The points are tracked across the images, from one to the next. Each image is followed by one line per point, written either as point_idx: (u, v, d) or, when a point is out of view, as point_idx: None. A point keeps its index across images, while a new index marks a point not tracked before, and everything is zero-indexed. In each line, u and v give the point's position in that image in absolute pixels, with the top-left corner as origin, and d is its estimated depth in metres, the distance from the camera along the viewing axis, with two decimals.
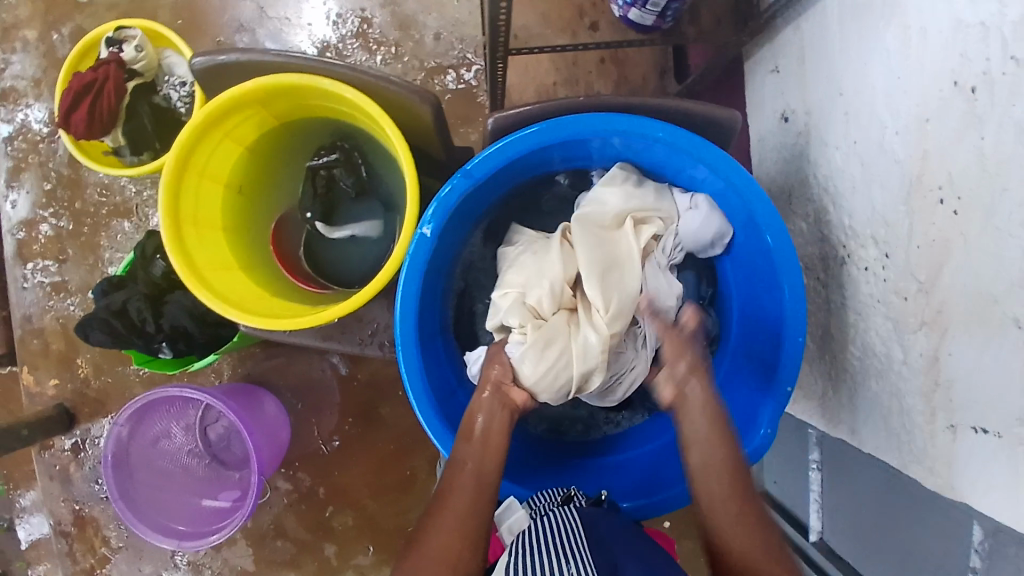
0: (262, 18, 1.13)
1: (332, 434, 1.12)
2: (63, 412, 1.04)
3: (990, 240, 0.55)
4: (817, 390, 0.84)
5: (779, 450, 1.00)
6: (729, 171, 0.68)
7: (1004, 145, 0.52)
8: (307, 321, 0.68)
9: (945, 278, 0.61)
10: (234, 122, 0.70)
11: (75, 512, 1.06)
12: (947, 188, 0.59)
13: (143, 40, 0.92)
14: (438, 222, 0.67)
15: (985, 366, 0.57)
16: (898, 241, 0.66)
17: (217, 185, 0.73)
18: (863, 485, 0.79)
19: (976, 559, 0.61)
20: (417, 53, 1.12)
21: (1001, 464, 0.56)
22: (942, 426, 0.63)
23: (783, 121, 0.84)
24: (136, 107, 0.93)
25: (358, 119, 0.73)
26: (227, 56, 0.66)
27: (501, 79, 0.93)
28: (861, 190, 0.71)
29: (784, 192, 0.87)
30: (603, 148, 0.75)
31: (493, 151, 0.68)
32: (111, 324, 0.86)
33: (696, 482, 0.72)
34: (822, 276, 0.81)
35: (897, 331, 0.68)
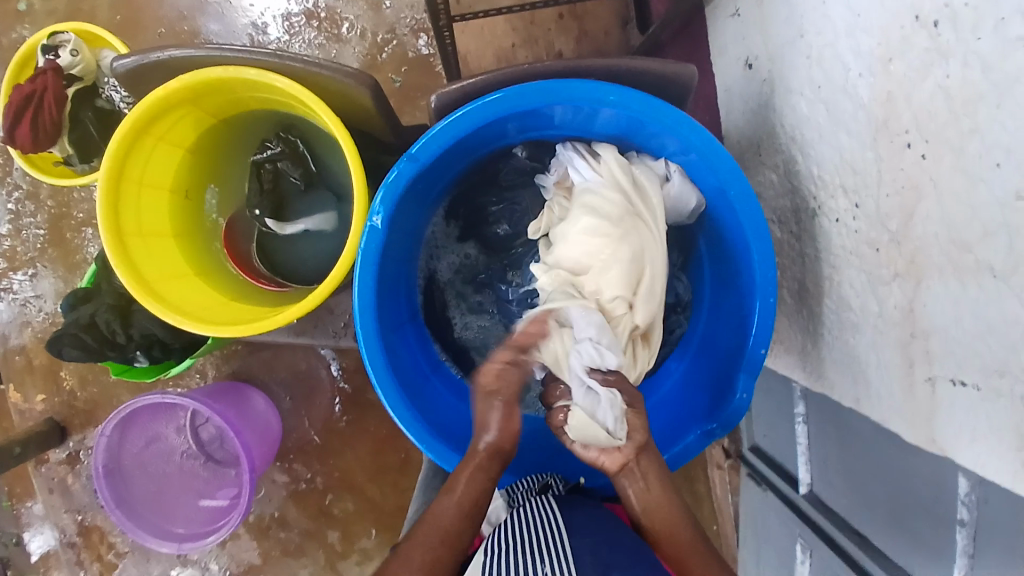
0: (204, 5, 1.09)
1: (323, 423, 1.11)
2: (53, 426, 1.06)
3: (961, 185, 0.51)
4: (798, 344, 0.82)
5: (767, 403, 0.99)
6: (683, 130, 0.65)
7: (970, 80, 0.48)
8: (260, 325, 0.66)
9: (916, 227, 0.57)
10: (166, 125, 0.67)
11: (78, 522, 1.08)
12: (913, 131, 0.55)
13: (77, 43, 0.89)
14: (387, 211, 0.64)
15: (962, 317, 0.53)
16: (868, 189, 0.63)
17: (160, 192, 0.71)
18: (851, 437, 0.77)
19: (962, 511, 0.59)
20: (368, 26, 1.08)
21: (981, 420, 0.52)
22: (920, 378, 0.59)
23: (747, 68, 0.81)
24: (79, 114, 0.91)
25: (297, 108, 0.70)
26: (147, 56, 0.64)
27: (452, 48, 0.89)
28: (829, 137, 0.67)
29: (753, 142, 0.84)
30: (558, 117, 0.71)
31: (438, 130, 0.65)
32: (82, 339, 0.86)
33: (677, 451, 0.71)
34: (796, 228, 0.78)
35: (872, 282, 0.65)
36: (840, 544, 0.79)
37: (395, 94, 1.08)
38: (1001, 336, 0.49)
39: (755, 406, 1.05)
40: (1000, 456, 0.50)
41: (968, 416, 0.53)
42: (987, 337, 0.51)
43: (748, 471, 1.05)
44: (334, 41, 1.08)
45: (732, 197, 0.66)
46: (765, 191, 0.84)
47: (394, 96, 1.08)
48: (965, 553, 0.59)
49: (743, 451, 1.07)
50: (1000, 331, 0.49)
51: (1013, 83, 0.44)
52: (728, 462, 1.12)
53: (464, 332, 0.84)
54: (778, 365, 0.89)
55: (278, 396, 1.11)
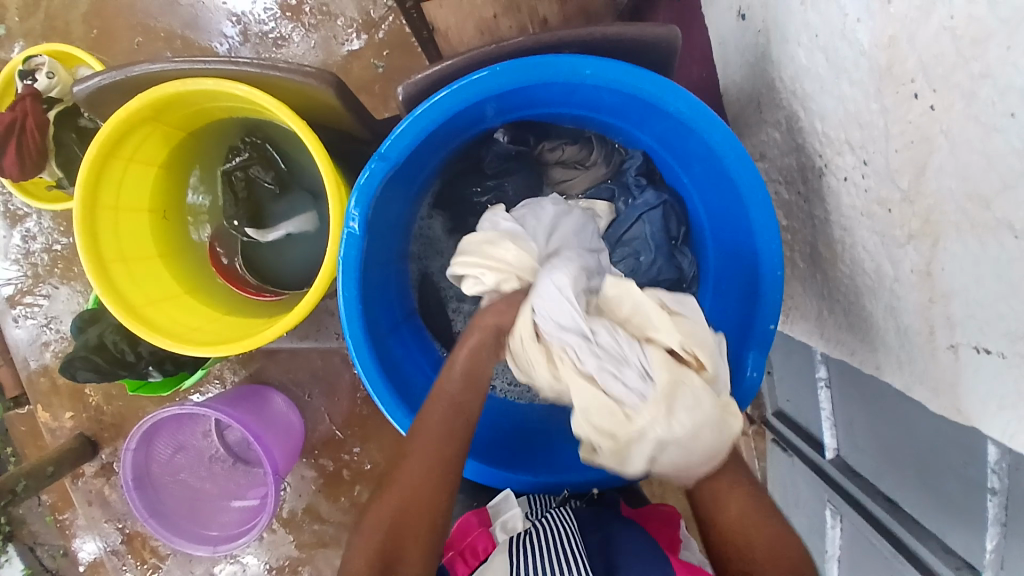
0: (176, 8, 1.06)
1: (344, 418, 1.12)
2: (84, 441, 1.09)
3: (975, 136, 0.46)
4: (813, 310, 0.78)
5: (788, 367, 0.95)
6: (670, 98, 0.61)
7: (977, 19, 0.42)
8: (252, 341, 0.65)
9: (930, 182, 0.52)
10: (134, 146, 0.66)
11: (121, 530, 1.13)
12: (920, 79, 0.50)
13: (53, 65, 0.91)
14: (364, 214, 0.62)
15: (982, 279, 0.49)
16: (875, 143, 0.58)
17: (139, 213, 0.70)
18: (876, 403, 0.73)
19: (993, 478, 0.55)
20: (344, 8, 1.04)
21: (1009, 387, 0.47)
22: (942, 345, 0.55)
23: (740, 19, 0.75)
24: (63, 137, 0.90)
25: (262, 111, 0.68)
26: (104, 77, 0.62)
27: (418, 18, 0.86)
28: (830, 89, 0.62)
29: (752, 99, 0.79)
30: (534, 96, 0.66)
31: (406, 124, 0.61)
32: (93, 360, 0.86)
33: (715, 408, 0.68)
34: (803, 188, 0.73)
35: (885, 244, 0.60)
36: (869, 509, 0.76)
37: (379, 80, 1.05)
38: None
39: (776, 371, 1.01)
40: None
41: (993, 384, 0.49)
42: (1011, 301, 0.46)
43: (774, 438, 1.02)
44: (311, 31, 1.04)
45: (727, 162, 0.62)
46: (768, 150, 0.79)
47: (377, 82, 1.04)
48: (997, 522, 0.55)
49: (766, 417, 1.05)
50: None
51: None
52: (752, 429, 1.09)
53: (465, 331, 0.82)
54: (794, 332, 0.85)
55: (298, 394, 1.12)
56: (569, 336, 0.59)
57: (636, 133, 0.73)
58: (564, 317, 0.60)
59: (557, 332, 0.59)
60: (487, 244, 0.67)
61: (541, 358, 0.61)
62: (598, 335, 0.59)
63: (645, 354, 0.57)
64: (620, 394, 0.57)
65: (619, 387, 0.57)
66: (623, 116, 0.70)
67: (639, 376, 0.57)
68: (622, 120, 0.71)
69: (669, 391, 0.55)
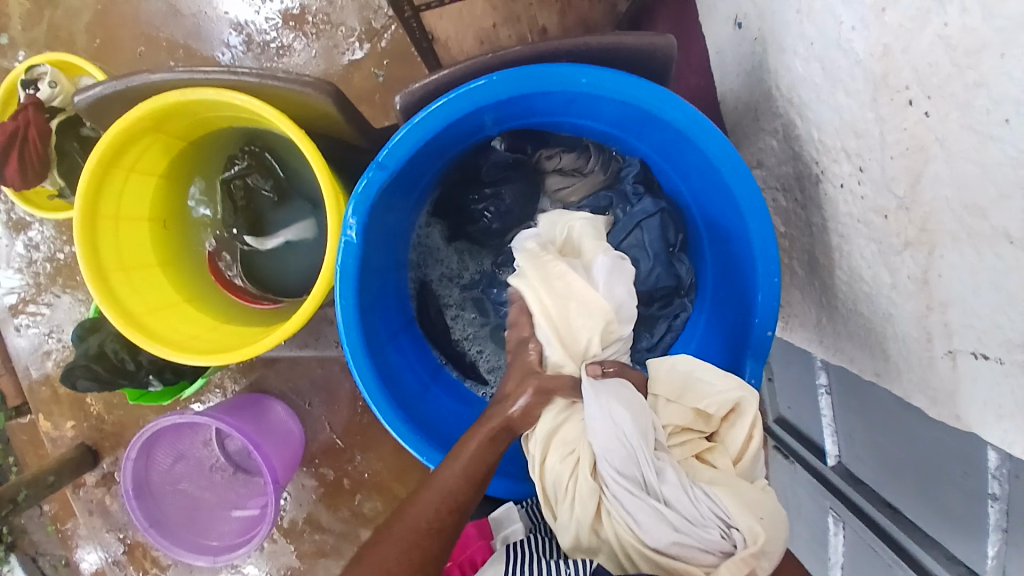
0: (179, 19, 1.07)
1: (345, 427, 1.12)
2: (85, 450, 1.09)
3: (971, 144, 0.46)
4: (812, 318, 0.78)
5: (788, 374, 0.95)
6: (666, 106, 0.61)
7: (972, 28, 0.42)
8: (250, 349, 0.65)
9: (926, 190, 0.52)
10: (134, 155, 0.66)
11: (121, 539, 1.13)
12: (914, 87, 0.50)
13: (55, 74, 0.92)
14: (362, 222, 0.62)
15: (979, 288, 0.48)
16: (871, 151, 0.58)
17: (139, 223, 0.70)
18: (875, 410, 0.73)
19: (994, 485, 0.55)
20: (345, 18, 1.05)
21: (1007, 395, 0.47)
22: (941, 352, 0.55)
23: (737, 28, 0.76)
24: (65, 146, 0.91)
25: (261, 120, 0.69)
26: (105, 88, 0.63)
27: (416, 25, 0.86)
28: (826, 97, 0.62)
29: (750, 107, 0.79)
30: (530, 105, 0.67)
31: (404, 133, 0.61)
32: (93, 369, 0.86)
33: None
34: (800, 195, 0.73)
35: (882, 252, 0.60)
36: (871, 516, 0.75)
37: (380, 89, 1.05)
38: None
39: (777, 378, 1.01)
40: None
41: (992, 392, 0.49)
42: (1009, 309, 0.46)
43: (774, 445, 1.02)
44: (312, 42, 1.05)
45: (722, 169, 0.62)
46: (765, 158, 0.79)
47: (378, 92, 1.05)
48: (999, 529, 0.55)
49: (767, 424, 1.04)
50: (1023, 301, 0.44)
51: (1018, 27, 0.39)
52: None
53: (464, 338, 0.82)
54: (793, 339, 0.85)
55: (298, 403, 1.12)
56: (636, 494, 0.57)
57: (632, 141, 0.73)
58: (625, 465, 0.58)
59: (621, 486, 0.58)
60: (591, 313, 0.65)
61: (592, 516, 0.60)
62: (665, 484, 0.58)
63: (715, 498, 0.58)
64: (699, 563, 0.56)
65: (696, 544, 0.56)
66: (619, 125, 0.70)
67: (718, 530, 0.56)
68: (620, 129, 0.71)
69: (759, 548, 0.55)
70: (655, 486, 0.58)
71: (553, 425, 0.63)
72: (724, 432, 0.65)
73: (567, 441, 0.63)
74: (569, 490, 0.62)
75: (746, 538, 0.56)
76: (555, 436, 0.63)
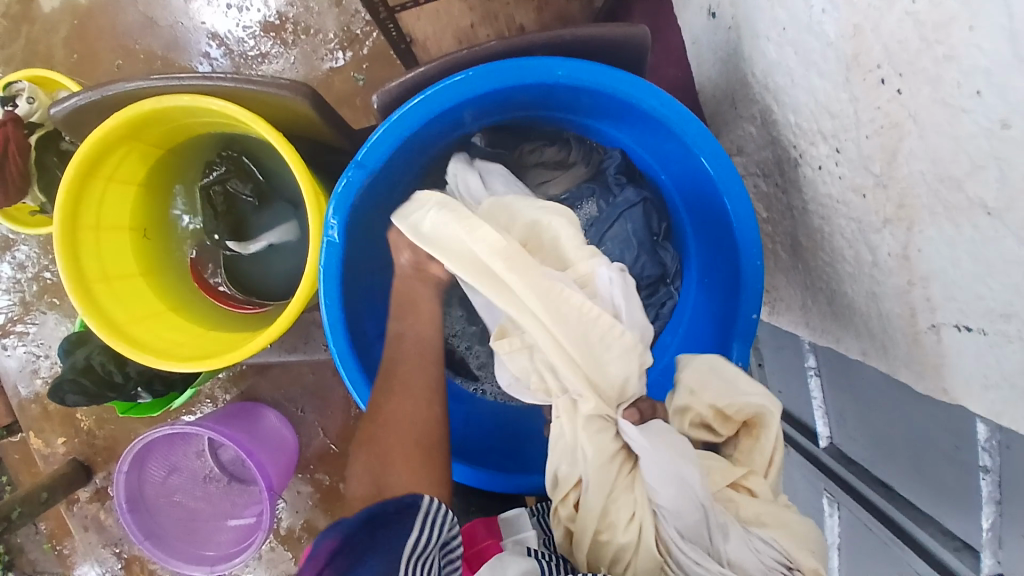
0: (156, 29, 1.07)
1: (339, 432, 1.12)
2: (78, 466, 1.08)
3: (943, 118, 0.46)
4: (797, 301, 0.78)
5: (778, 358, 0.96)
6: (643, 95, 0.61)
7: (940, 2, 0.43)
8: (237, 354, 0.65)
9: (902, 167, 0.53)
10: (112, 165, 0.66)
11: (118, 554, 1.12)
12: (886, 66, 0.51)
13: (32, 89, 0.92)
14: (343, 222, 0.62)
15: (958, 260, 0.49)
16: (847, 132, 0.58)
17: (120, 233, 0.70)
18: (864, 389, 0.73)
19: (984, 458, 0.55)
20: (322, 23, 1.05)
21: (991, 366, 0.48)
22: (924, 327, 0.55)
23: (711, 17, 0.76)
24: (45, 161, 0.91)
25: (239, 124, 0.68)
26: (79, 98, 0.62)
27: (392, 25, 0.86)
28: (801, 81, 0.62)
29: (727, 95, 0.79)
30: (508, 99, 0.67)
31: (382, 132, 0.61)
32: (82, 383, 0.86)
33: None
34: (780, 179, 0.74)
35: (862, 231, 0.61)
36: (865, 496, 0.76)
37: (360, 92, 1.05)
38: (1003, 276, 0.45)
39: (766, 364, 1.02)
40: (1011, 404, 0.46)
41: (976, 364, 0.49)
42: (988, 279, 0.46)
43: None
44: (290, 47, 1.05)
45: (701, 155, 0.62)
46: (745, 144, 0.80)
47: (358, 95, 1.05)
48: (992, 501, 0.55)
49: None
50: (1002, 272, 0.45)
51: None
52: None
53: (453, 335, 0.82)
54: (779, 322, 0.86)
55: (291, 410, 1.11)
56: (704, 564, 0.53)
57: (612, 130, 0.74)
58: (692, 530, 0.54)
59: (688, 558, 0.54)
60: (613, 347, 0.61)
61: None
62: (729, 541, 0.54)
63: (775, 542, 0.55)
64: None
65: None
66: (599, 115, 0.71)
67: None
68: (599, 119, 0.72)
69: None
70: (719, 547, 0.54)
71: (606, 496, 0.57)
72: (749, 453, 0.62)
73: (622, 508, 0.57)
74: (627, 563, 0.56)
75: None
76: (610, 503, 0.57)
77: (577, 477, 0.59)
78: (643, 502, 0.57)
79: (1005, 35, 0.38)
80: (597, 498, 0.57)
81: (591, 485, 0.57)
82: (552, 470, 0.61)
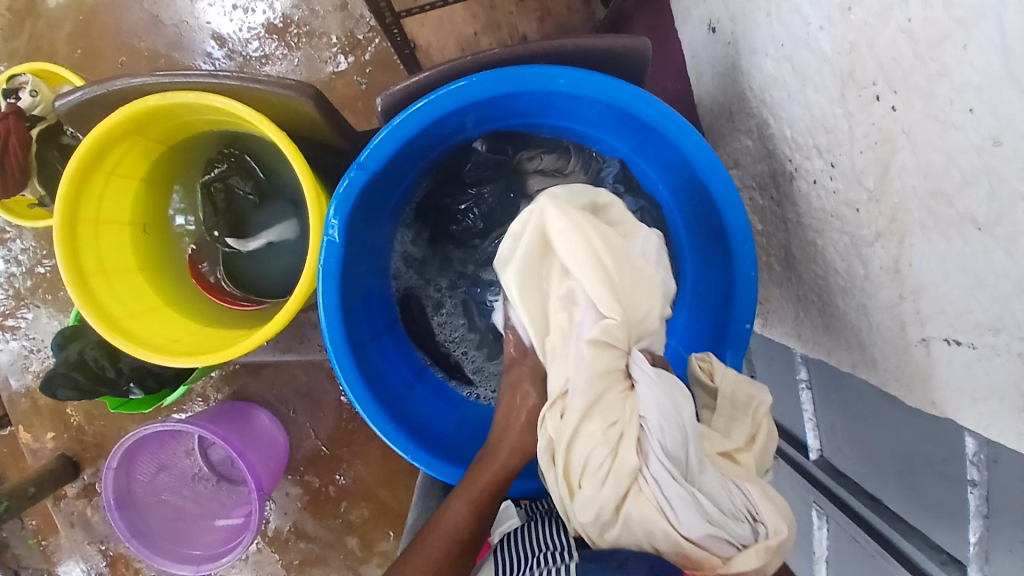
0: (161, 27, 1.07)
1: (331, 434, 1.11)
2: (65, 461, 1.08)
3: (935, 133, 0.47)
4: (790, 313, 0.79)
5: (770, 371, 0.97)
6: (642, 105, 0.62)
7: (934, 20, 0.44)
8: (233, 350, 0.65)
9: (894, 182, 0.54)
10: (115, 160, 0.66)
11: (103, 552, 1.11)
12: (881, 82, 0.52)
13: (35, 83, 0.93)
14: (344, 222, 0.63)
15: (948, 274, 0.50)
16: (841, 146, 0.59)
17: (119, 228, 0.70)
18: (854, 402, 0.74)
19: (972, 472, 0.56)
20: (327, 27, 1.06)
21: (979, 379, 0.48)
22: (914, 340, 0.56)
23: (711, 32, 0.78)
24: (45, 155, 0.91)
25: (241, 122, 0.69)
26: (84, 92, 0.63)
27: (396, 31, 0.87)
28: (797, 95, 0.64)
29: (724, 109, 0.81)
30: (509, 105, 0.68)
31: (385, 134, 0.62)
32: (73, 377, 0.86)
33: None
34: (775, 193, 0.75)
35: (854, 244, 0.62)
36: (853, 510, 0.76)
37: (362, 96, 1.06)
38: (992, 290, 0.45)
39: (758, 377, 1.03)
40: (998, 417, 0.47)
41: (965, 378, 0.50)
42: (977, 293, 0.47)
43: None
44: (294, 49, 1.06)
45: (699, 166, 0.63)
46: (741, 157, 0.81)
47: (360, 99, 1.06)
48: (979, 515, 0.56)
49: None
50: (990, 286, 0.46)
51: (978, 17, 0.40)
52: None
53: (449, 340, 0.82)
54: (772, 335, 0.86)
55: (283, 411, 1.11)
56: (675, 480, 0.54)
57: (612, 140, 0.74)
58: (670, 442, 0.56)
59: (661, 466, 0.55)
60: (640, 287, 0.64)
61: (619, 498, 0.55)
62: (701, 475, 0.55)
63: (748, 494, 0.56)
64: (720, 555, 0.53)
65: (726, 536, 0.53)
66: (599, 124, 0.71)
67: (746, 524, 0.54)
68: (599, 127, 0.72)
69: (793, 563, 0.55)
70: (694, 471, 0.56)
71: (596, 398, 0.59)
72: (731, 425, 0.62)
73: (607, 415, 0.59)
74: (602, 467, 0.57)
75: (770, 533, 0.54)
76: (596, 407, 0.59)
77: (566, 382, 0.61)
78: (630, 412, 0.59)
79: (996, 53, 0.39)
80: (587, 395, 0.59)
81: (581, 383, 0.59)
82: (551, 382, 0.64)
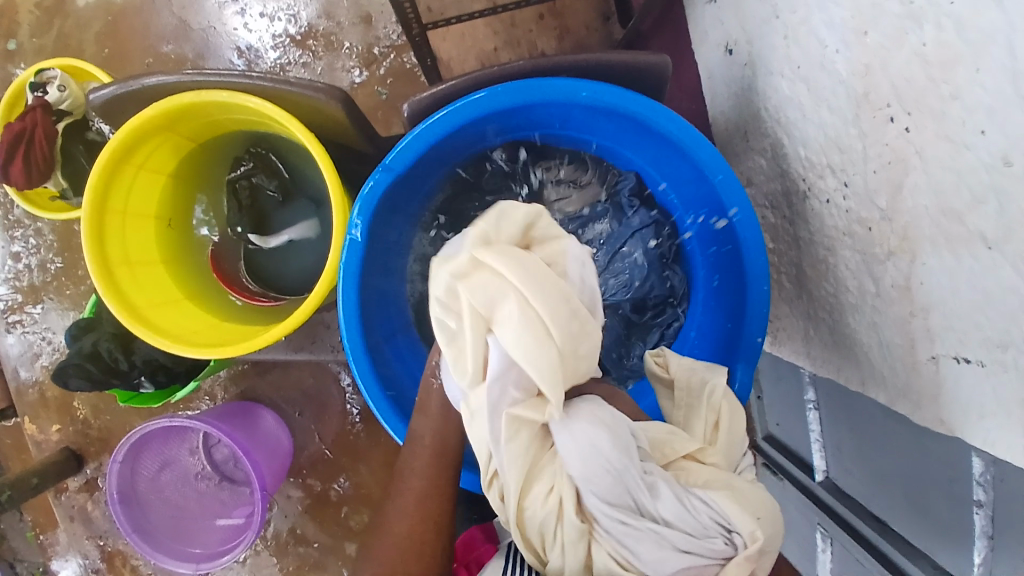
0: (188, 31, 1.10)
1: (335, 438, 1.12)
2: (69, 455, 1.08)
3: (947, 154, 0.49)
4: (800, 331, 0.80)
5: (777, 390, 0.97)
6: (661, 119, 0.64)
7: (947, 45, 0.46)
8: (251, 344, 0.66)
9: (906, 201, 0.55)
10: (144, 153, 0.68)
11: (101, 548, 1.11)
12: (895, 104, 0.53)
13: (64, 78, 0.93)
14: (367, 222, 0.64)
15: (959, 291, 0.51)
16: (855, 166, 0.61)
17: (144, 220, 0.72)
18: (862, 421, 0.75)
19: (978, 492, 0.56)
20: (350, 37, 1.08)
21: (986, 396, 0.49)
22: (923, 358, 0.57)
23: (728, 53, 0.80)
24: (70, 148, 0.93)
25: (270, 122, 0.71)
26: (120, 87, 0.65)
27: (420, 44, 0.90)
28: (812, 117, 0.65)
29: (739, 128, 0.82)
30: (531, 116, 0.70)
31: (410, 139, 0.64)
32: (86, 368, 0.86)
33: None
34: (788, 212, 0.76)
35: (866, 263, 0.63)
36: (857, 530, 0.76)
37: (382, 106, 1.08)
38: (1001, 307, 0.46)
39: (765, 397, 1.04)
40: (1005, 433, 0.47)
41: (973, 395, 0.51)
42: (987, 309, 0.48)
43: (764, 462, 1.03)
44: (318, 58, 1.08)
45: (716, 182, 0.65)
46: (755, 176, 0.83)
47: (380, 108, 1.08)
48: (984, 534, 0.56)
49: (756, 441, 1.06)
50: (999, 303, 0.47)
51: (989, 43, 0.42)
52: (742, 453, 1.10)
53: None
54: (781, 352, 0.88)
55: (289, 413, 1.11)
56: (632, 524, 0.51)
57: (629, 154, 0.76)
58: (613, 494, 0.52)
59: (613, 522, 0.52)
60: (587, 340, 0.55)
61: (584, 558, 0.53)
62: (659, 501, 0.52)
63: (713, 503, 0.52)
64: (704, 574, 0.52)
65: (703, 559, 0.51)
66: (618, 137, 0.73)
67: (721, 538, 0.52)
68: (617, 141, 0.74)
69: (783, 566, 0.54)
70: (648, 507, 0.52)
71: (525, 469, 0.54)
72: (691, 416, 0.63)
73: (544, 479, 0.54)
74: (555, 534, 0.53)
75: (747, 542, 0.51)
76: (531, 476, 0.54)
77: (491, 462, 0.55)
78: (564, 472, 0.54)
79: (1007, 78, 0.41)
80: (514, 470, 0.53)
81: (504, 466, 0.53)
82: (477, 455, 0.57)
